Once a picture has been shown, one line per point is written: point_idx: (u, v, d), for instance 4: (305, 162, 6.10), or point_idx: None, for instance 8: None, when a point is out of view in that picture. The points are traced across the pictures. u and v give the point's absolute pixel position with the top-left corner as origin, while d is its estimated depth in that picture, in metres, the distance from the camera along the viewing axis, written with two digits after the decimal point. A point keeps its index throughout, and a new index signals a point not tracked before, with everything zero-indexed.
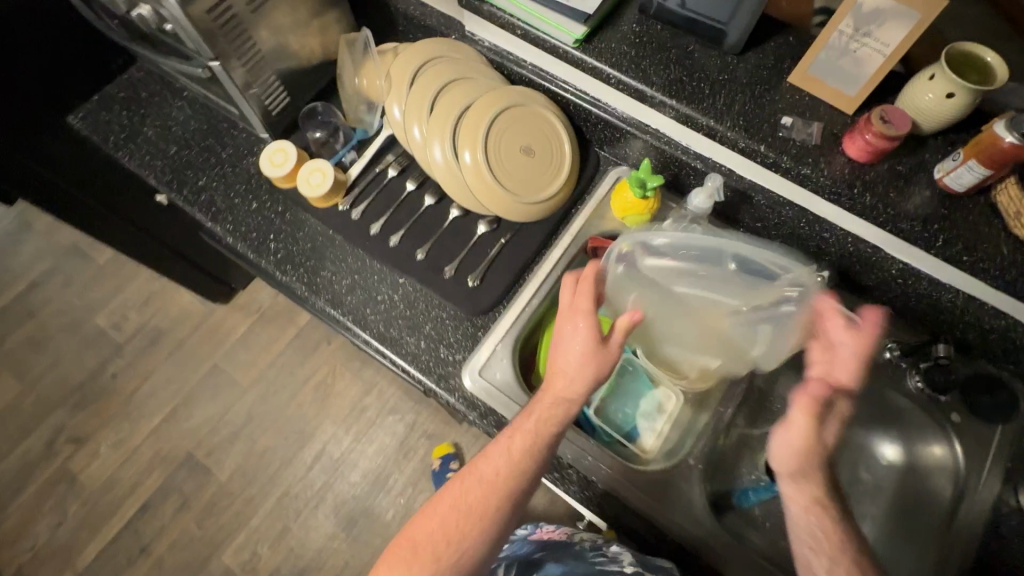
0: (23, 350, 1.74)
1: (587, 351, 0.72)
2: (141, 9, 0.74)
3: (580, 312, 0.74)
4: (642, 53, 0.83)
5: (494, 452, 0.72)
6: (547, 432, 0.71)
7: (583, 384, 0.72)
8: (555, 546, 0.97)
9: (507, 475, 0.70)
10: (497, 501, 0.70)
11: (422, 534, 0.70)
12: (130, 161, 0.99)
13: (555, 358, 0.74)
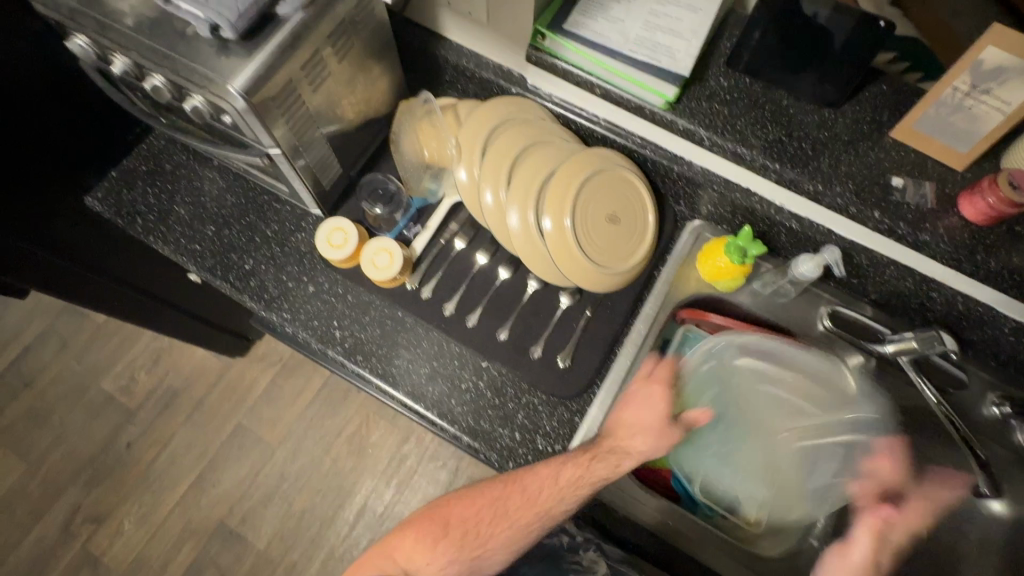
0: (24, 424, 1.61)
1: (659, 424, 0.75)
2: (195, 100, 0.64)
3: (656, 381, 0.78)
4: (735, 112, 0.78)
5: (536, 475, 0.70)
6: (598, 474, 0.70)
7: (648, 442, 0.73)
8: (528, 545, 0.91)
9: (550, 508, 0.68)
10: (531, 520, 0.69)
11: (451, 514, 0.70)
12: (164, 246, 0.89)
13: (629, 405, 0.76)
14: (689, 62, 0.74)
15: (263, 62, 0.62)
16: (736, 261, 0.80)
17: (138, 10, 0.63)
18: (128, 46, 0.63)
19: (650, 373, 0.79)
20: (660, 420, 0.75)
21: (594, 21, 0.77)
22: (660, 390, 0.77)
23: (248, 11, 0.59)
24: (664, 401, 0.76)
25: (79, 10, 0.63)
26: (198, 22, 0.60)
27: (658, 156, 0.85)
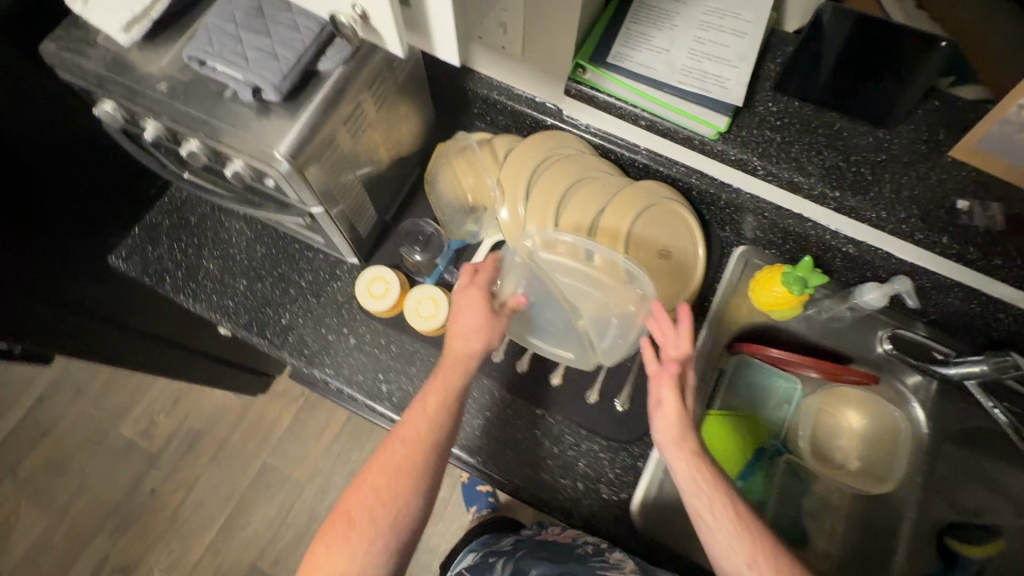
0: (43, 475, 1.56)
1: (482, 322, 0.71)
2: (235, 165, 0.61)
3: (470, 288, 0.73)
4: (788, 138, 0.75)
5: (412, 419, 0.68)
6: (455, 381, 0.69)
7: (482, 338, 0.71)
8: (552, 553, 0.81)
9: (428, 427, 0.67)
10: (421, 455, 0.66)
11: (355, 510, 0.64)
12: (195, 303, 0.86)
13: (455, 315, 0.72)
14: (742, 91, 0.71)
15: (307, 123, 0.59)
16: (795, 291, 0.77)
17: (168, 73, 0.59)
18: (160, 111, 0.60)
19: (474, 275, 0.74)
20: (488, 312, 0.72)
21: (638, 52, 0.74)
22: (484, 292, 0.73)
23: (291, 71, 0.56)
24: (485, 295, 0.73)
25: (107, 76, 0.59)
26: (238, 85, 0.56)
27: (704, 184, 0.82)
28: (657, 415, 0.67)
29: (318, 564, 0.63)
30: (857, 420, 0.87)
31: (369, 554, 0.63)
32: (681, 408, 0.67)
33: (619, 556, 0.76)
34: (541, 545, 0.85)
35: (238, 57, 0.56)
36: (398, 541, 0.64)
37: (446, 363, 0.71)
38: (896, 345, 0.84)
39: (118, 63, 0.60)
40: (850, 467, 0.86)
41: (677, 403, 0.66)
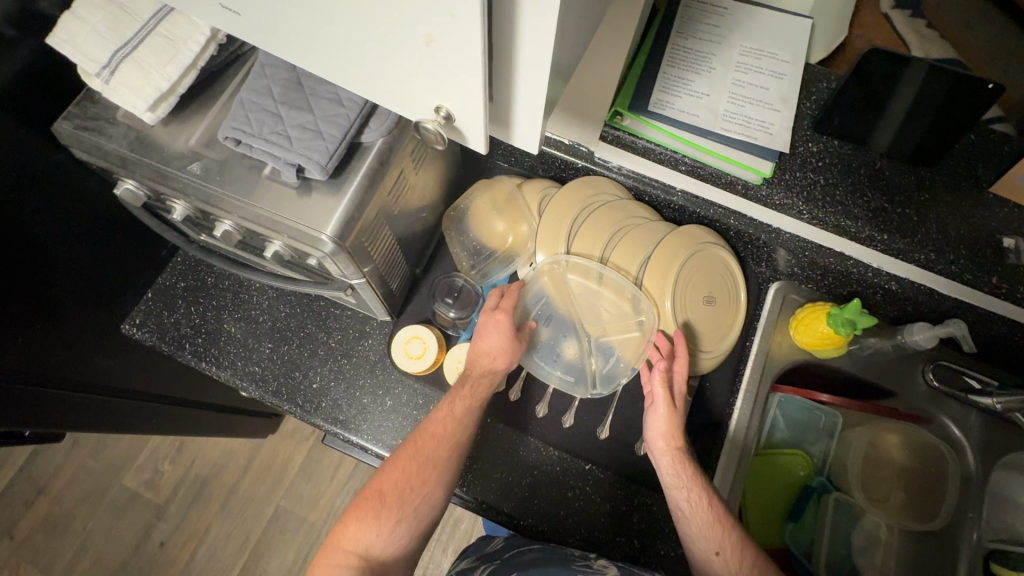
0: (42, 535, 1.47)
1: (508, 344, 0.72)
2: (276, 246, 0.58)
3: (500, 312, 0.75)
4: (832, 180, 0.74)
5: (440, 415, 0.67)
6: (482, 395, 0.69)
7: (505, 356, 0.72)
8: (527, 558, 0.69)
9: (456, 433, 0.65)
10: (450, 453, 0.64)
11: (386, 487, 0.61)
12: (219, 371, 0.81)
13: (479, 338, 0.73)
14: (787, 138, 0.71)
15: (353, 198, 0.55)
16: (842, 332, 0.76)
17: (201, 153, 0.55)
18: (190, 193, 0.56)
19: (500, 300, 0.77)
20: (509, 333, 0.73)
21: (678, 99, 0.73)
22: (506, 315, 0.74)
23: (338, 148, 0.53)
24: (509, 323, 0.74)
25: (131, 157, 0.55)
26: (280, 164, 0.53)
27: (743, 225, 0.76)
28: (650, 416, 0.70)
29: (340, 537, 0.60)
30: (899, 448, 0.86)
31: (389, 536, 0.59)
32: (672, 411, 0.69)
33: (604, 562, 0.68)
34: (512, 554, 0.72)
35: (282, 136, 0.53)
36: (419, 532, 0.62)
37: (473, 374, 0.71)
38: (942, 380, 0.82)
39: (142, 142, 0.56)
40: (892, 500, 0.85)
41: (668, 400, 0.69)
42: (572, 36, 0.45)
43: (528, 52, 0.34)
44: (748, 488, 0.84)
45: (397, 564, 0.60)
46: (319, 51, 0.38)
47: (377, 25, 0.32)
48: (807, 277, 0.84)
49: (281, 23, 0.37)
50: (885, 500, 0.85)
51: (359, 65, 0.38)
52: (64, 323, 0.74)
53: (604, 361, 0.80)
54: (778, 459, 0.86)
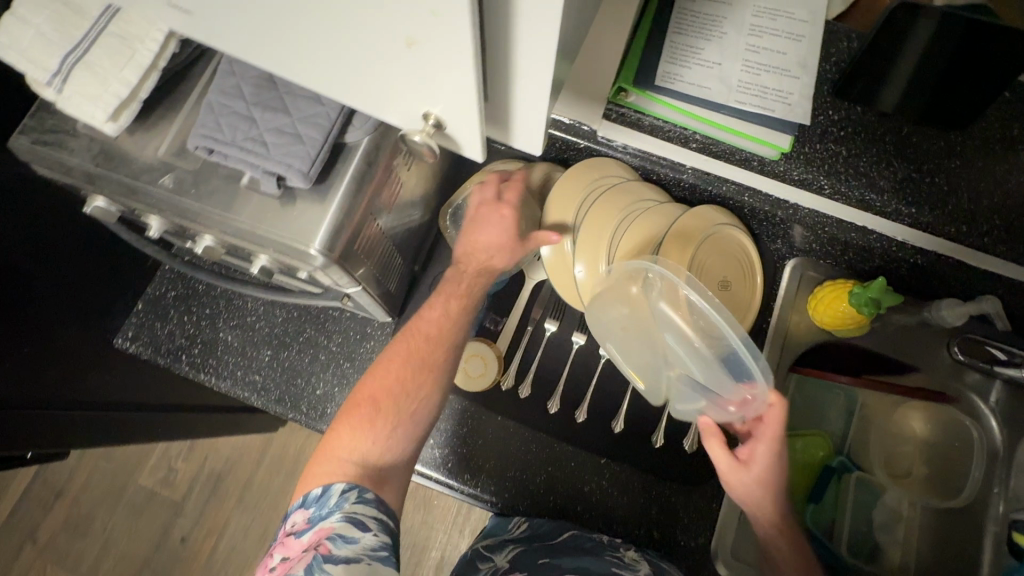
0: (64, 536, 1.49)
1: (511, 236, 0.69)
2: (262, 260, 0.54)
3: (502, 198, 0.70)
4: (855, 150, 0.68)
5: (428, 315, 0.66)
6: (474, 292, 0.68)
7: (502, 251, 0.69)
8: (556, 542, 0.68)
9: (449, 329, 0.65)
10: (443, 352, 0.63)
11: (378, 393, 0.60)
12: (219, 381, 0.79)
13: (478, 229, 0.69)
14: (808, 107, 0.65)
15: (340, 205, 0.50)
16: (868, 314, 0.72)
17: (172, 163, 0.51)
18: (165, 209, 0.51)
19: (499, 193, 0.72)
20: (504, 210, 0.69)
21: (687, 70, 0.66)
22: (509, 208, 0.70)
23: (320, 151, 0.48)
24: (514, 218, 0.69)
25: (97, 172, 0.51)
26: (258, 173, 0.48)
27: (756, 202, 0.74)
28: (732, 488, 0.63)
29: (333, 443, 0.59)
30: (923, 423, 0.83)
31: (382, 442, 0.59)
32: (763, 485, 0.61)
33: (635, 556, 0.67)
34: (538, 533, 0.71)
35: (257, 142, 0.48)
36: (415, 440, 0.61)
37: (468, 265, 0.70)
38: (968, 354, 0.78)
39: (107, 155, 0.51)
40: (913, 471, 0.82)
41: (755, 477, 0.61)
42: (573, 17, 0.40)
43: (527, 44, 0.29)
44: None
45: (395, 469, 0.60)
46: (288, 55, 0.34)
47: (348, 27, 0.28)
48: (826, 251, 0.80)
49: (236, 22, 0.32)
50: (905, 473, 0.82)
51: (335, 69, 0.33)
52: (52, 342, 0.71)
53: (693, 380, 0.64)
54: (797, 443, 0.84)
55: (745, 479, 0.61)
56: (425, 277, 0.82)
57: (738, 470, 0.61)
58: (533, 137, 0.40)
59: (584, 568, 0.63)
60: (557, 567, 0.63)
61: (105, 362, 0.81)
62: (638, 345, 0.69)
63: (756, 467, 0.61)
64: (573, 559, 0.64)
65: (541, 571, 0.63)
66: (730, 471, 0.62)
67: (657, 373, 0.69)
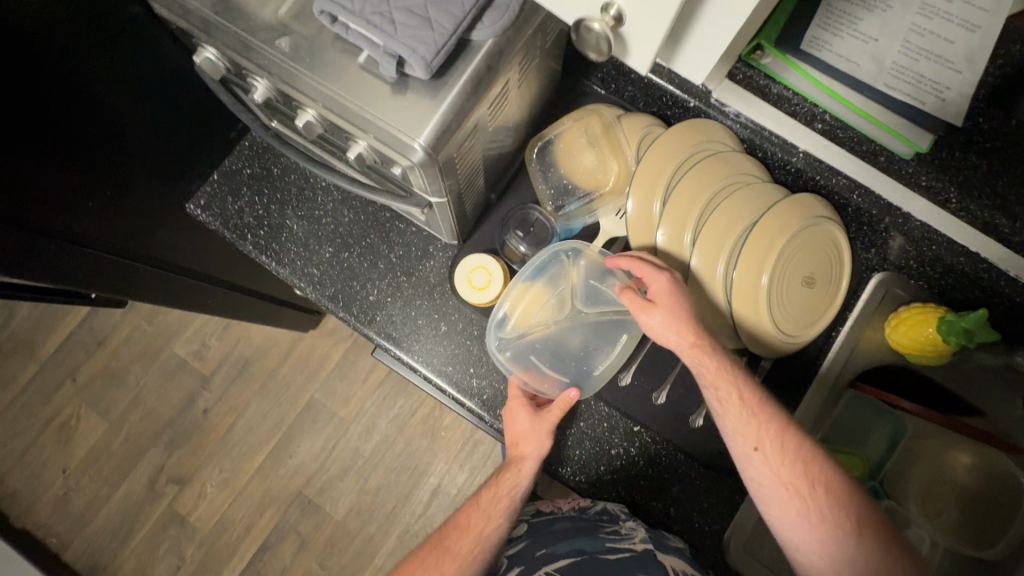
0: (100, 382, 1.59)
1: (539, 425, 0.68)
2: (359, 147, 0.53)
3: (510, 400, 0.70)
4: (1002, 167, 0.61)
5: (462, 515, 0.67)
6: (511, 483, 0.67)
7: (536, 442, 0.67)
8: (555, 527, 0.73)
9: (480, 531, 0.65)
10: (473, 547, 0.65)
11: (405, 574, 0.64)
12: (279, 267, 0.80)
13: (518, 437, 0.68)
14: (963, 107, 0.58)
15: (450, 105, 0.48)
16: (949, 342, 0.68)
17: (291, 26, 0.49)
18: (275, 73, 0.50)
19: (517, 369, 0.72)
20: (532, 418, 0.68)
21: (838, 40, 0.60)
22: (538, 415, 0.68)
23: (446, 43, 0.45)
24: (554, 418, 0.68)
25: (215, 22, 0.49)
26: (379, 54, 0.46)
27: (867, 203, 0.69)
28: (650, 332, 0.66)
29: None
30: (967, 469, 0.77)
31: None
32: (679, 317, 0.65)
33: (633, 525, 0.70)
34: (542, 520, 0.76)
35: (383, 19, 0.45)
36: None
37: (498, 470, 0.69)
38: None
39: (227, 5, 0.49)
40: (944, 515, 0.77)
41: (678, 333, 0.64)
42: None
43: None
44: None
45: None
46: None
47: None
48: (917, 269, 0.75)
49: None
50: (936, 514, 0.77)
51: None
52: (129, 194, 0.73)
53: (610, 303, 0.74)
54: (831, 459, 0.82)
55: (666, 332, 0.65)
56: (497, 208, 0.80)
57: (656, 319, 0.65)
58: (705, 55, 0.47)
59: (578, 551, 0.68)
60: (552, 557, 0.68)
61: (175, 223, 0.82)
62: (577, 348, 0.74)
63: (668, 302, 0.65)
64: (568, 542, 0.69)
65: (538, 561, 0.68)
66: (649, 324, 0.65)
67: (609, 341, 0.74)
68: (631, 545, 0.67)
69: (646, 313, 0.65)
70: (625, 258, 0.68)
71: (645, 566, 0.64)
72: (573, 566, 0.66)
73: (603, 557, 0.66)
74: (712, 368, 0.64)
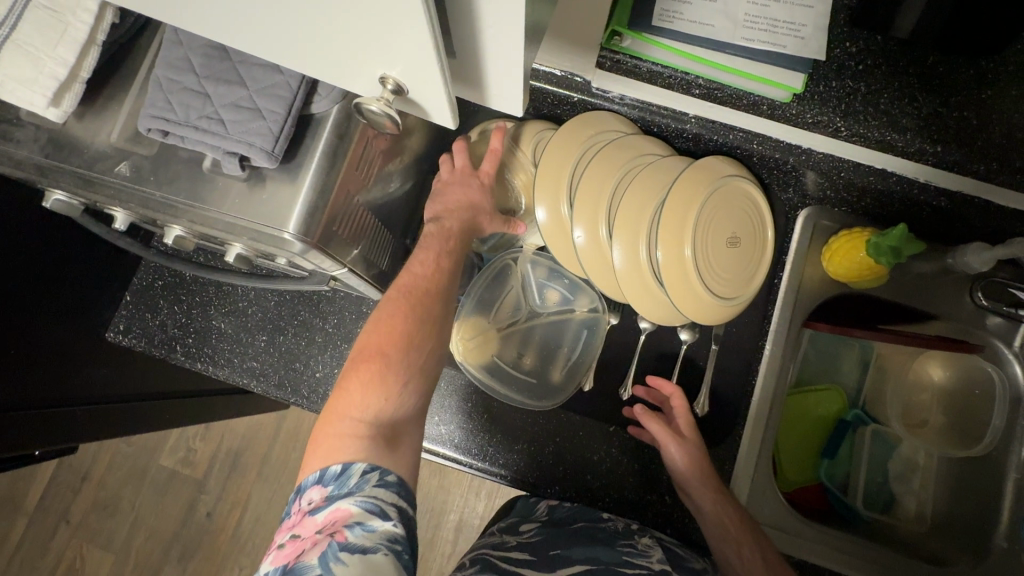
0: (95, 516, 1.54)
1: (485, 207, 0.69)
2: (235, 247, 0.50)
3: (450, 175, 0.69)
4: (876, 86, 0.62)
5: (409, 278, 0.61)
6: (455, 250, 0.65)
7: (470, 194, 0.68)
8: (568, 529, 0.69)
9: (432, 284, 0.61)
10: (433, 295, 0.60)
11: (374, 341, 0.57)
12: (216, 369, 0.77)
13: (448, 193, 0.68)
14: (822, 41, 0.59)
15: (313, 186, 0.46)
16: (884, 263, 0.68)
17: (126, 150, 0.47)
18: (126, 201, 0.48)
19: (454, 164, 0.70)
20: (470, 182, 0.69)
21: (688, 6, 0.60)
22: (483, 185, 0.69)
23: (284, 127, 0.44)
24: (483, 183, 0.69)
25: (50, 165, 0.47)
26: (219, 156, 0.44)
27: (767, 149, 0.70)
28: (671, 463, 0.69)
29: (343, 405, 0.54)
30: (940, 371, 0.80)
31: (399, 396, 0.55)
32: (701, 453, 0.69)
33: (649, 542, 0.68)
34: (551, 520, 0.72)
35: (214, 122, 0.44)
36: (428, 386, 0.59)
37: (434, 240, 0.65)
38: (993, 299, 0.75)
39: (58, 145, 0.47)
40: (925, 420, 0.81)
41: (704, 468, 0.67)
42: None
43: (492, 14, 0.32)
44: (786, 434, 0.81)
45: (411, 424, 0.56)
46: (264, 37, 0.35)
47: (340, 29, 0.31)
48: (833, 198, 0.76)
49: None
50: (918, 421, 0.81)
51: (320, 62, 0.36)
52: (39, 344, 0.70)
53: (550, 318, 0.80)
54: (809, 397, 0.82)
55: (693, 466, 0.67)
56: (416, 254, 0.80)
57: (684, 450, 0.68)
58: (506, 98, 0.45)
59: (595, 560, 0.64)
60: (568, 561, 0.65)
61: (100, 356, 0.79)
62: (525, 366, 0.77)
63: (691, 440, 0.70)
64: (584, 549, 0.66)
65: (552, 561, 0.65)
66: (679, 455, 0.68)
67: (557, 353, 0.78)
68: (648, 562, 0.65)
69: (676, 444, 0.68)
70: (669, 387, 0.73)
71: None
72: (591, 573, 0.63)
73: (620, 569, 0.63)
74: (733, 508, 0.66)
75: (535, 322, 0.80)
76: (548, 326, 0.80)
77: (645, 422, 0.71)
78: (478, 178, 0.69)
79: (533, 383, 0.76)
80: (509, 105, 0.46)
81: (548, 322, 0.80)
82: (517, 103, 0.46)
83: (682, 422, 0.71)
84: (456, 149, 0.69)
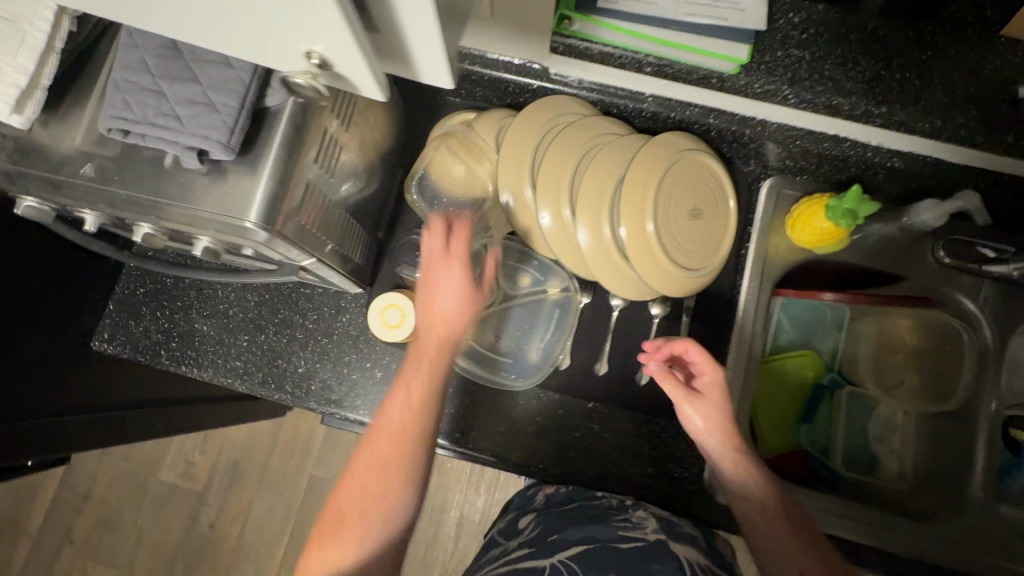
0: (98, 534, 1.55)
1: (466, 295, 0.66)
2: (202, 240, 0.52)
3: (431, 258, 0.66)
4: (821, 53, 0.64)
5: (385, 424, 0.63)
6: (437, 373, 0.65)
7: (450, 294, 0.66)
8: (565, 513, 0.70)
9: (405, 433, 0.63)
10: (409, 451, 0.63)
11: (349, 493, 0.62)
12: (201, 371, 0.79)
13: (432, 292, 0.66)
14: (762, 11, 0.61)
15: (271, 176, 0.48)
16: (842, 225, 0.70)
17: (90, 151, 0.49)
18: (93, 201, 0.49)
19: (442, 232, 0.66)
20: (459, 285, 0.66)
21: None
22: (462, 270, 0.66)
23: (238, 118, 0.46)
24: (464, 275, 0.66)
25: (17, 171, 0.49)
26: (178, 151, 0.46)
27: (724, 122, 0.71)
28: (687, 422, 0.70)
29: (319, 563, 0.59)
30: (911, 330, 0.83)
31: (367, 554, 0.60)
32: (721, 412, 0.69)
33: (643, 514, 0.69)
34: (549, 509, 0.73)
35: (171, 118, 0.45)
36: (399, 534, 0.62)
37: (419, 360, 0.66)
38: (952, 255, 0.76)
39: (23, 151, 0.48)
40: (901, 379, 0.83)
41: (721, 430, 0.68)
42: None
43: None
44: (765, 401, 0.82)
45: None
46: (201, 26, 0.37)
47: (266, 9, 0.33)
48: (793, 167, 0.78)
49: None
50: (894, 381, 0.83)
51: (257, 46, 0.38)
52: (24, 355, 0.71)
53: (525, 299, 0.83)
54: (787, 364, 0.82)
55: (711, 429, 0.68)
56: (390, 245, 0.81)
57: (701, 411, 0.69)
58: (436, 73, 0.46)
59: (590, 538, 0.65)
60: (564, 543, 0.65)
61: (86, 365, 0.80)
62: (502, 346, 0.81)
63: (710, 400, 0.69)
64: (579, 529, 0.67)
65: (549, 547, 0.66)
66: (695, 416, 0.69)
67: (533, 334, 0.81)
68: (644, 534, 0.65)
69: (690, 405, 0.69)
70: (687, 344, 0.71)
71: (656, 556, 0.62)
72: (588, 551, 0.63)
73: (616, 544, 0.64)
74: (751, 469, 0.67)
75: (511, 304, 0.83)
76: (523, 308, 0.83)
77: (663, 382, 0.71)
78: (459, 270, 0.66)
79: (510, 363, 0.79)
80: (439, 80, 0.48)
81: (524, 303, 0.83)
82: (445, 78, 0.47)
83: (703, 382, 0.70)
84: (436, 225, 0.66)
